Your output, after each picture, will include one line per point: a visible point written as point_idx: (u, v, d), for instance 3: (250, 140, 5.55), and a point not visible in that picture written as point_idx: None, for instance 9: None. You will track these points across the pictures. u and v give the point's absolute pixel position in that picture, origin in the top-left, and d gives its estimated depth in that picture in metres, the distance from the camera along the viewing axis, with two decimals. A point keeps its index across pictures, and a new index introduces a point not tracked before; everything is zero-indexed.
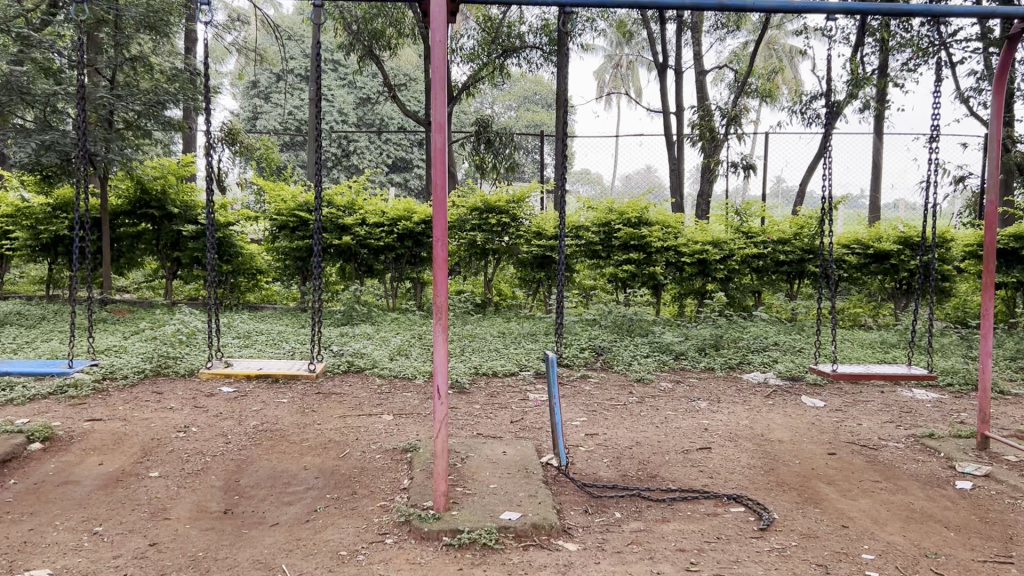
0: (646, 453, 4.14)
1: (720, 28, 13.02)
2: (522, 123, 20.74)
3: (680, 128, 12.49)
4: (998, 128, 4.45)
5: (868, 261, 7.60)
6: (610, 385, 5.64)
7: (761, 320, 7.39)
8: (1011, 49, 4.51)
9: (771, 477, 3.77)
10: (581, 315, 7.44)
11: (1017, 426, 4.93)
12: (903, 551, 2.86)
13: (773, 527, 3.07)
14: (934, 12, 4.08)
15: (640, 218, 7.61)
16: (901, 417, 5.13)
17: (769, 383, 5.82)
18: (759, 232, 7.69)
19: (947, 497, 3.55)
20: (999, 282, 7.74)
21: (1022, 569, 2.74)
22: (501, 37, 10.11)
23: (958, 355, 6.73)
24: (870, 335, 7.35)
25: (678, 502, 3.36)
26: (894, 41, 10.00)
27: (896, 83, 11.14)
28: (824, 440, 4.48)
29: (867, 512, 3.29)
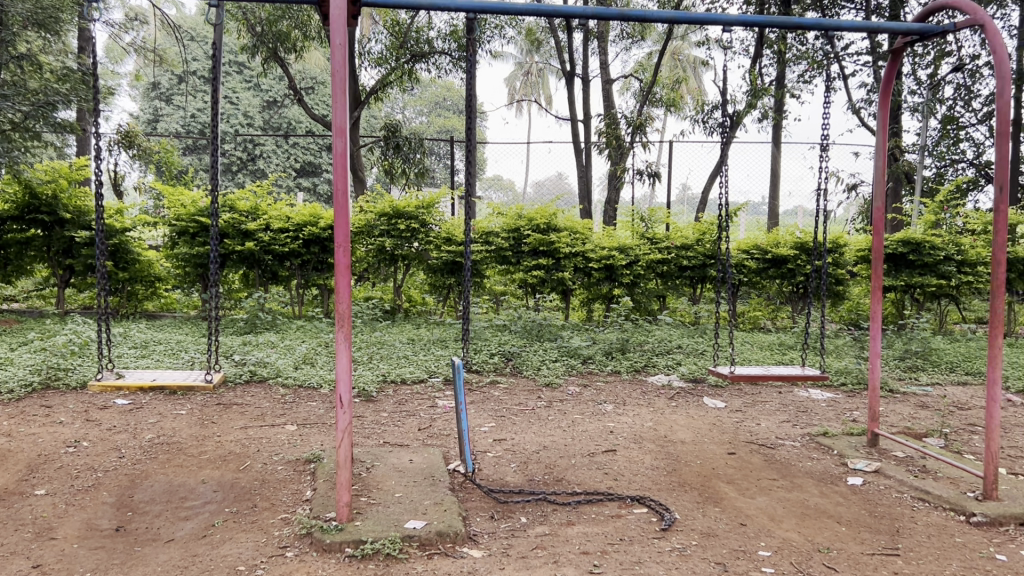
0: (553, 457, 4.16)
1: (626, 38, 13.32)
2: (434, 128, 20.74)
3: (587, 135, 12.70)
4: (885, 139, 4.64)
5: (766, 266, 7.86)
6: (518, 390, 5.66)
7: (666, 324, 7.53)
8: (896, 62, 4.72)
9: (673, 477, 3.84)
10: (490, 319, 7.44)
11: (905, 423, 5.17)
12: (798, 547, 2.95)
13: (675, 528, 3.13)
14: (824, 26, 4.25)
15: (550, 225, 7.69)
16: (798, 416, 5.29)
17: (672, 385, 5.95)
18: (663, 238, 7.84)
19: (839, 493, 3.68)
20: (889, 285, 8.08)
21: (907, 560, 2.86)
22: (410, 41, 10.08)
23: (851, 356, 7.00)
24: (769, 337, 7.60)
25: (583, 505, 3.39)
26: (791, 53, 10.39)
27: (793, 94, 11.58)
28: (724, 440, 4.59)
29: (764, 510, 3.39)
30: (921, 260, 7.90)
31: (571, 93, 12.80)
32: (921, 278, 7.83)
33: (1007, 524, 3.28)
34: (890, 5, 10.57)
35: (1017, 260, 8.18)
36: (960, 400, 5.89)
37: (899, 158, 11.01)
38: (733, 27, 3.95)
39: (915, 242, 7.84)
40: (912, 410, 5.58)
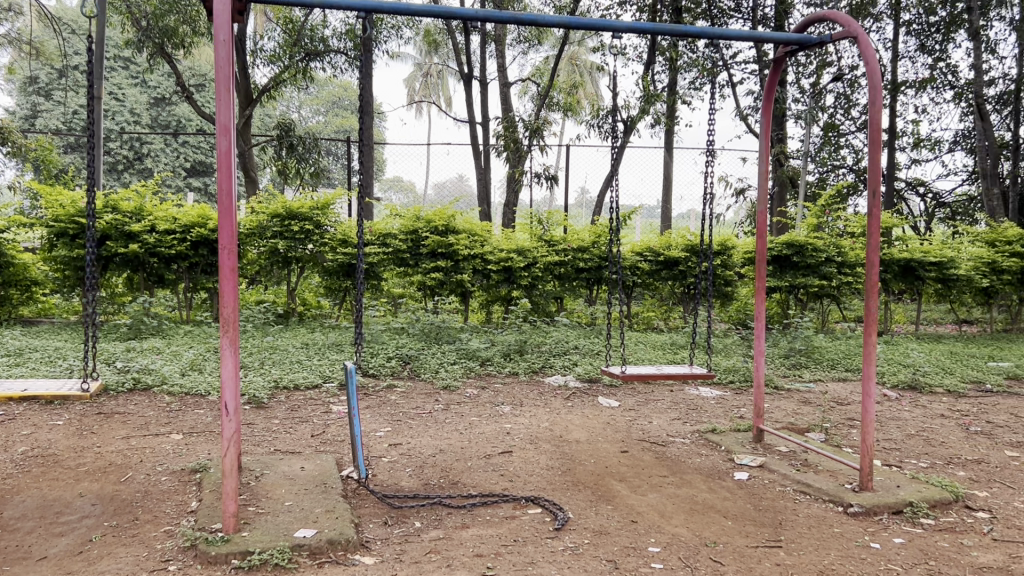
0: (448, 460, 4.14)
1: (523, 42, 13.43)
2: (332, 128, 20.43)
3: (486, 137, 12.74)
4: (769, 144, 4.80)
5: (659, 268, 8.02)
6: (415, 393, 5.60)
7: (562, 325, 7.60)
8: (778, 71, 4.91)
9: (567, 477, 3.88)
10: (388, 322, 7.36)
11: (788, 418, 5.37)
12: (686, 542, 3.01)
13: (568, 527, 3.16)
14: (712, 35, 4.38)
15: (448, 226, 7.65)
16: (688, 414, 5.44)
17: (568, 385, 6.02)
18: (560, 240, 7.91)
19: (727, 488, 3.79)
20: (774, 286, 8.35)
21: (789, 551, 2.96)
22: (304, 39, 9.90)
23: (740, 355, 7.23)
24: (662, 337, 7.78)
25: (478, 507, 3.39)
26: (682, 61, 10.68)
27: (685, 100, 11.89)
28: (617, 439, 4.66)
29: (655, 506, 3.45)
30: (804, 262, 8.21)
31: (470, 95, 12.82)
32: (804, 280, 8.14)
33: (881, 513, 3.45)
34: (774, 17, 11.00)
35: (893, 260, 8.59)
36: (839, 396, 6.16)
37: (784, 164, 11.45)
38: (625, 34, 4.01)
39: (799, 244, 8.15)
40: (795, 406, 5.79)
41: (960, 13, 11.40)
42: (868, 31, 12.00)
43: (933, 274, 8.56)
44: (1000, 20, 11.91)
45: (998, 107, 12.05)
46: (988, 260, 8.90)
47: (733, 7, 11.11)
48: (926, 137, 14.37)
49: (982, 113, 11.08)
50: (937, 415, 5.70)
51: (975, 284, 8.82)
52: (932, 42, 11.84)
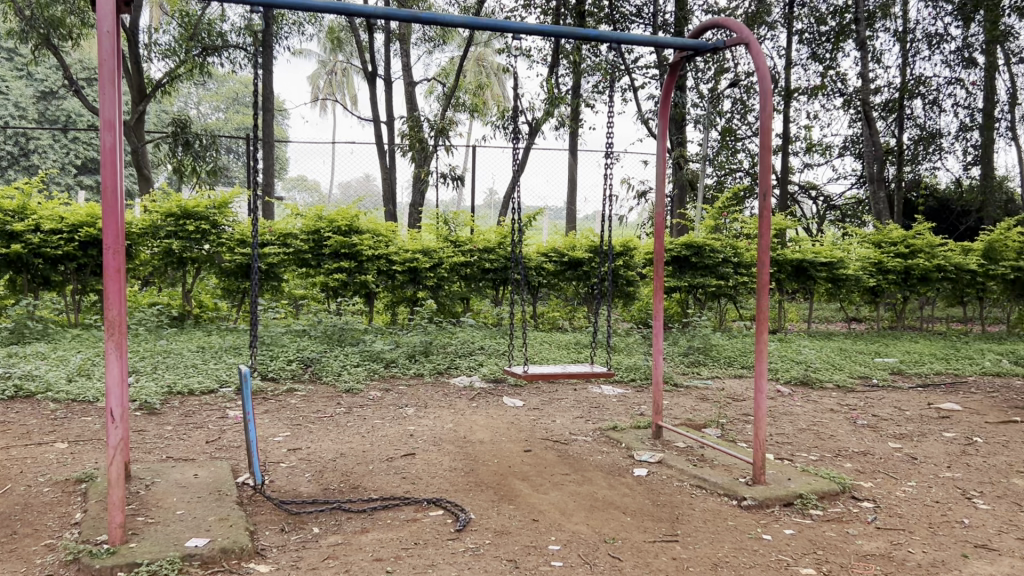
0: (349, 464, 4.07)
1: (428, 42, 13.37)
2: (232, 125, 19.91)
3: (391, 137, 12.64)
4: (666, 147, 4.89)
5: (564, 269, 8.09)
6: (316, 397, 5.50)
7: (468, 326, 7.59)
8: (675, 75, 5.01)
9: (469, 478, 3.87)
10: (289, 325, 7.19)
11: (687, 415, 5.49)
12: (585, 539, 3.04)
13: (469, 528, 3.14)
14: (612, 39, 4.43)
15: (351, 226, 7.53)
16: (591, 412, 5.50)
17: (473, 386, 6.01)
18: (466, 241, 7.89)
19: (626, 485, 3.84)
20: (674, 286, 8.53)
21: (685, 545, 3.02)
22: (201, 34, 9.59)
23: (641, 353, 7.38)
24: (566, 337, 7.86)
25: (379, 511, 3.33)
26: (585, 64, 10.83)
27: (588, 103, 12.04)
28: (520, 438, 4.67)
29: (556, 504, 3.47)
30: (702, 262, 8.41)
31: (374, 94, 12.68)
32: (703, 280, 8.35)
33: (773, 506, 3.55)
34: (674, 22, 11.27)
35: (786, 261, 8.92)
36: (735, 392, 6.34)
37: (684, 167, 11.73)
38: (526, 35, 4.02)
39: (697, 245, 8.36)
40: (694, 402, 5.93)
41: (848, 24, 11.89)
42: (763, 38, 12.39)
43: (824, 273, 8.91)
44: (885, 30, 12.46)
45: (884, 114, 12.63)
46: (876, 261, 9.31)
47: (634, 12, 11.34)
48: (818, 142, 14.94)
49: (869, 120, 11.58)
50: (827, 410, 5.92)
51: (863, 284, 9.21)
52: (823, 51, 12.30)
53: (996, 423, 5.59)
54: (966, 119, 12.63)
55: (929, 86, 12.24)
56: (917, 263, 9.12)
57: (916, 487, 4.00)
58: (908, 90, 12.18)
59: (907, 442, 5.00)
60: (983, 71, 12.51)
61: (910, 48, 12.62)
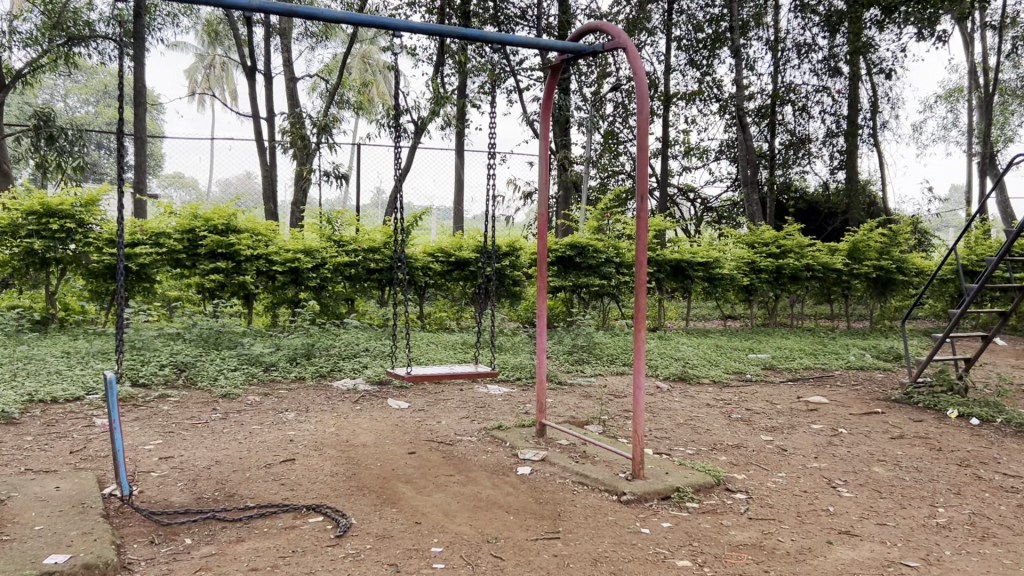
0: (225, 472, 3.92)
1: (311, 37, 13.10)
2: (102, 119, 18.96)
3: (271, 134, 12.33)
4: (548, 149, 4.93)
5: (450, 269, 8.05)
6: (191, 403, 5.28)
7: (352, 327, 7.48)
8: (557, 78, 5.05)
9: (350, 482, 3.79)
10: (162, 327, 6.88)
11: (570, 412, 5.56)
12: (468, 540, 3.02)
13: (349, 533, 3.07)
14: (495, 40, 4.43)
15: (228, 225, 7.27)
16: (476, 412, 5.49)
17: (357, 389, 5.91)
18: (350, 241, 7.74)
19: (510, 484, 3.85)
20: (559, 286, 8.63)
21: (566, 542, 3.05)
22: (66, 22, 9.09)
23: (527, 351, 7.44)
24: (452, 337, 7.84)
25: (255, 519, 3.22)
26: (470, 65, 10.83)
27: (474, 103, 12.04)
28: (404, 440, 4.62)
29: (439, 506, 3.44)
30: (586, 262, 8.57)
31: (253, 89, 12.33)
32: (586, 280, 8.48)
33: (651, 500, 3.62)
34: (558, 25, 11.41)
35: (665, 261, 9.17)
36: (617, 389, 6.46)
37: (568, 169, 11.92)
38: (408, 32, 3.96)
39: (581, 245, 8.50)
40: (577, 400, 6.01)
41: (723, 32, 12.32)
42: (643, 43, 12.69)
43: (701, 273, 9.23)
44: (758, 39, 12.97)
45: (757, 120, 13.14)
46: (749, 260, 9.69)
47: (519, 14, 11.40)
48: (695, 146, 15.43)
49: (743, 125, 12.04)
50: (704, 404, 6.10)
51: (738, 283, 9.55)
52: (699, 57, 12.70)
53: (859, 414, 5.89)
54: (833, 126, 13.27)
55: (798, 93, 12.83)
56: (787, 263, 9.52)
57: (786, 477, 4.17)
58: (779, 97, 12.72)
59: (778, 435, 5.21)
60: (848, 80, 13.18)
61: (781, 57, 13.18)
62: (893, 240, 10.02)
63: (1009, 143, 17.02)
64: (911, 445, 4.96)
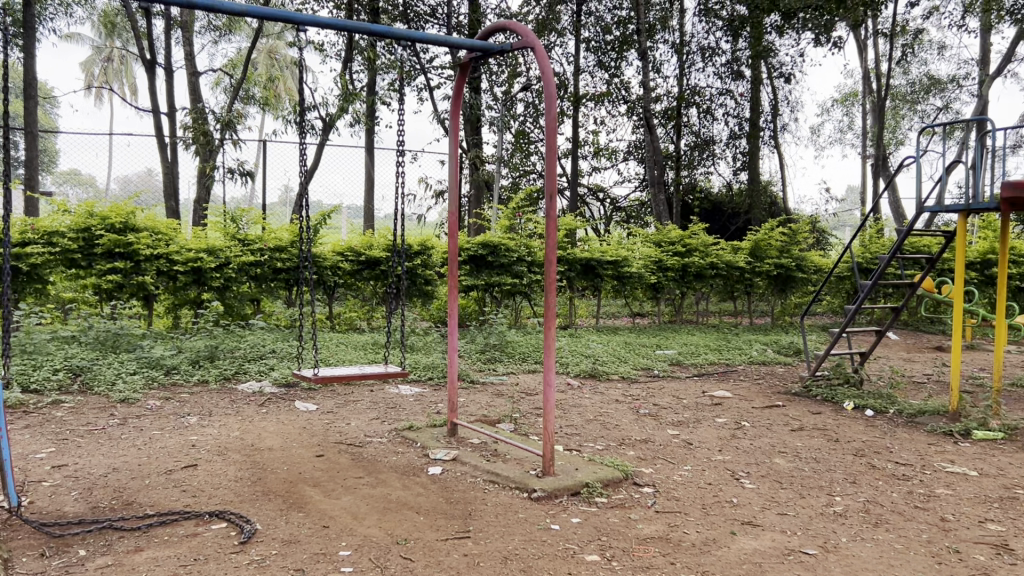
0: (122, 480, 3.77)
1: (213, 31, 12.73)
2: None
3: (173, 129, 11.94)
4: (457, 147, 4.90)
5: (360, 268, 7.95)
6: (86, 408, 5.06)
7: (258, 328, 7.31)
8: (465, 76, 5.03)
9: (256, 487, 3.69)
10: (55, 330, 6.56)
11: (481, 411, 5.55)
12: (377, 542, 2.98)
13: (254, 539, 2.99)
14: (404, 36, 4.38)
15: (126, 224, 6.99)
16: (386, 413, 5.43)
17: (263, 391, 5.77)
18: (255, 240, 7.55)
19: (420, 484, 3.81)
20: (471, 285, 8.62)
21: (476, 540, 3.03)
22: None
23: (439, 351, 7.40)
24: (362, 337, 7.75)
25: (155, 527, 3.10)
26: (380, 61, 10.72)
27: (384, 100, 11.92)
28: (312, 443, 4.53)
29: (347, 509, 3.38)
30: (498, 261, 8.60)
31: (153, 83, 11.92)
32: (498, 278, 8.50)
33: (561, 496, 3.64)
34: (467, 24, 11.38)
35: (576, 260, 9.27)
36: (528, 387, 6.48)
37: (479, 168, 11.93)
38: (313, 28, 3.88)
39: (493, 244, 8.52)
40: (488, 398, 6.00)
41: (631, 34, 12.51)
42: (553, 44, 12.78)
43: (610, 271, 9.36)
44: (664, 42, 13.23)
45: (664, 122, 13.39)
46: (656, 259, 9.87)
47: (429, 12, 11.33)
48: (604, 146, 15.65)
49: (650, 126, 12.25)
50: (613, 401, 6.18)
51: (646, 281, 9.72)
52: (607, 58, 12.87)
53: (761, 407, 6.06)
54: (736, 128, 13.64)
55: (702, 96, 13.16)
56: (693, 262, 9.74)
57: (691, 471, 4.26)
58: (685, 99, 13.00)
59: (684, 429, 5.32)
60: (750, 83, 13.57)
61: (686, 60, 13.47)
62: (792, 239, 10.37)
63: (900, 146, 17.83)
64: (809, 436, 5.13)
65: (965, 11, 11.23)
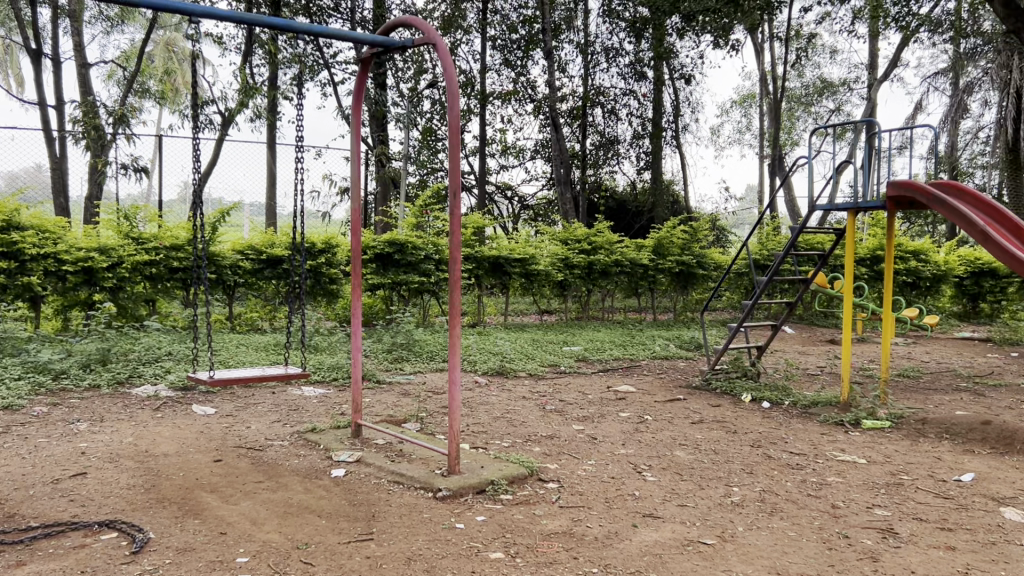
0: (4, 491, 3.57)
1: (105, 20, 12.23)
2: None
3: (61, 123, 11.41)
4: (358, 144, 4.82)
5: (262, 267, 7.77)
6: None
7: (154, 330, 7.06)
8: (366, 71, 4.95)
9: (149, 494, 3.55)
10: None
11: (386, 411, 5.48)
12: (277, 547, 2.90)
13: (147, 548, 2.87)
14: (303, 31, 4.28)
15: (10, 222, 6.64)
16: (288, 415, 5.30)
17: (158, 395, 5.56)
18: (151, 238, 7.27)
19: (323, 487, 3.74)
20: (378, 283, 8.51)
21: (379, 542, 2.99)
22: None
23: (343, 351, 7.28)
24: (264, 338, 7.56)
25: (39, 540, 2.94)
26: (281, 56, 10.49)
27: (286, 95, 11.67)
28: (210, 448, 4.39)
29: (246, 514, 3.29)
30: (404, 259, 8.52)
31: (40, 74, 11.37)
32: (404, 276, 8.43)
33: (466, 494, 3.63)
34: (372, 19, 11.25)
35: (484, 258, 9.27)
36: (435, 386, 6.44)
37: (385, 165, 11.82)
38: (207, 19, 3.75)
39: (400, 242, 8.44)
40: (394, 398, 5.94)
41: (536, 33, 12.60)
42: (459, 42, 12.75)
43: (517, 269, 9.39)
44: (569, 42, 13.36)
45: (569, 121, 13.52)
46: (563, 256, 9.95)
47: (332, 6, 11.14)
48: (511, 145, 15.71)
49: (556, 125, 12.36)
50: (520, 397, 6.20)
51: (553, 278, 9.78)
52: (513, 57, 12.90)
53: (664, 401, 6.18)
54: (639, 128, 13.88)
55: (606, 96, 13.35)
56: (599, 259, 9.86)
57: (595, 465, 4.30)
58: (590, 99, 13.16)
59: (589, 424, 5.38)
60: (652, 85, 13.84)
61: (591, 60, 13.64)
62: (693, 236, 10.62)
63: (794, 147, 18.47)
64: (709, 429, 5.25)
65: (855, 17, 11.69)
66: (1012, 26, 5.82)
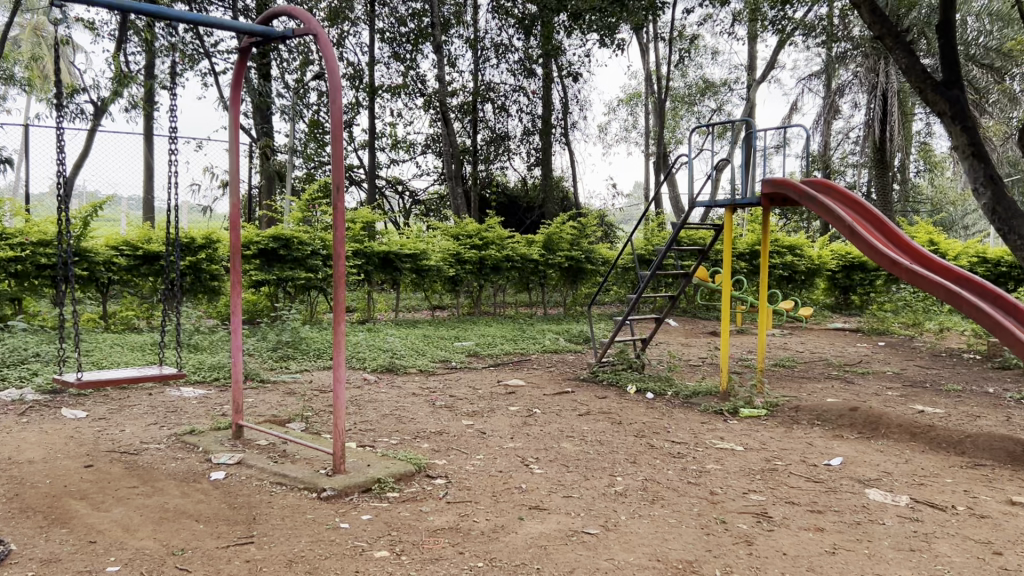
0: None
1: None
2: None
3: None
4: (236, 135, 4.67)
5: (138, 263, 7.45)
6: None
7: (19, 331, 6.67)
8: (246, 60, 4.79)
9: (12, 504, 3.35)
10: None
11: (270, 411, 5.34)
12: (150, 554, 2.78)
13: (7, 561, 2.70)
14: (175, 18, 4.10)
15: None
16: (166, 417, 5.10)
17: (24, 399, 5.26)
18: (15, 233, 6.85)
19: (201, 490, 3.61)
20: (262, 281, 8.27)
21: (260, 545, 2.90)
22: None
23: (226, 351, 7.04)
24: (140, 337, 7.24)
25: None
26: (158, 44, 10.07)
27: (164, 84, 11.21)
28: (80, 453, 4.17)
29: (118, 522, 3.14)
30: (290, 255, 8.33)
31: None
32: (290, 273, 8.23)
33: (351, 493, 3.56)
34: (255, 7, 10.92)
35: (374, 254, 9.14)
36: (322, 384, 6.32)
37: (270, 158, 11.52)
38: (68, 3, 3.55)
39: (285, 237, 8.24)
40: (278, 397, 5.80)
41: (425, 28, 12.52)
42: (346, 33, 12.53)
43: (408, 264, 9.34)
44: (459, 37, 13.32)
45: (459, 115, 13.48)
46: (454, 252, 9.90)
47: None
48: (402, 139, 15.55)
49: (446, 121, 12.33)
50: (409, 394, 6.14)
51: (444, 274, 9.74)
52: (402, 50, 12.75)
53: (552, 394, 6.24)
54: (529, 124, 13.96)
55: (496, 92, 13.37)
56: (490, 254, 9.87)
57: (483, 460, 4.30)
58: (480, 94, 13.16)
59: (478, 419, 5.38)
60: (541, 82, 13.94)
61: (481, 55, 13.63)
62: (582, 232, 10.77)
63: (679, 145, 18.96)
64: (595, 420, 5.34)
65: (734, 19, 12.06)
66: (876, 32, 6.07)
